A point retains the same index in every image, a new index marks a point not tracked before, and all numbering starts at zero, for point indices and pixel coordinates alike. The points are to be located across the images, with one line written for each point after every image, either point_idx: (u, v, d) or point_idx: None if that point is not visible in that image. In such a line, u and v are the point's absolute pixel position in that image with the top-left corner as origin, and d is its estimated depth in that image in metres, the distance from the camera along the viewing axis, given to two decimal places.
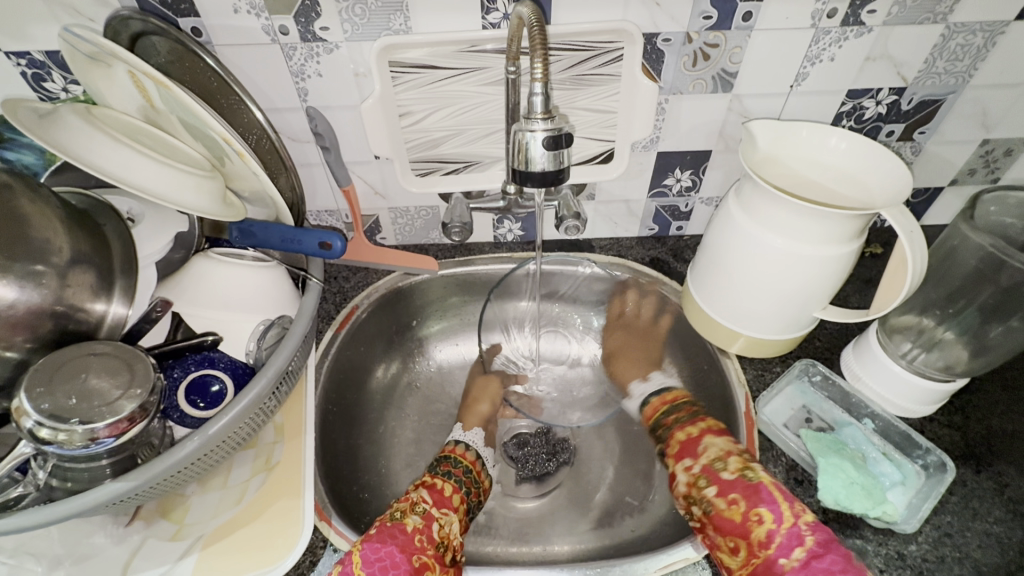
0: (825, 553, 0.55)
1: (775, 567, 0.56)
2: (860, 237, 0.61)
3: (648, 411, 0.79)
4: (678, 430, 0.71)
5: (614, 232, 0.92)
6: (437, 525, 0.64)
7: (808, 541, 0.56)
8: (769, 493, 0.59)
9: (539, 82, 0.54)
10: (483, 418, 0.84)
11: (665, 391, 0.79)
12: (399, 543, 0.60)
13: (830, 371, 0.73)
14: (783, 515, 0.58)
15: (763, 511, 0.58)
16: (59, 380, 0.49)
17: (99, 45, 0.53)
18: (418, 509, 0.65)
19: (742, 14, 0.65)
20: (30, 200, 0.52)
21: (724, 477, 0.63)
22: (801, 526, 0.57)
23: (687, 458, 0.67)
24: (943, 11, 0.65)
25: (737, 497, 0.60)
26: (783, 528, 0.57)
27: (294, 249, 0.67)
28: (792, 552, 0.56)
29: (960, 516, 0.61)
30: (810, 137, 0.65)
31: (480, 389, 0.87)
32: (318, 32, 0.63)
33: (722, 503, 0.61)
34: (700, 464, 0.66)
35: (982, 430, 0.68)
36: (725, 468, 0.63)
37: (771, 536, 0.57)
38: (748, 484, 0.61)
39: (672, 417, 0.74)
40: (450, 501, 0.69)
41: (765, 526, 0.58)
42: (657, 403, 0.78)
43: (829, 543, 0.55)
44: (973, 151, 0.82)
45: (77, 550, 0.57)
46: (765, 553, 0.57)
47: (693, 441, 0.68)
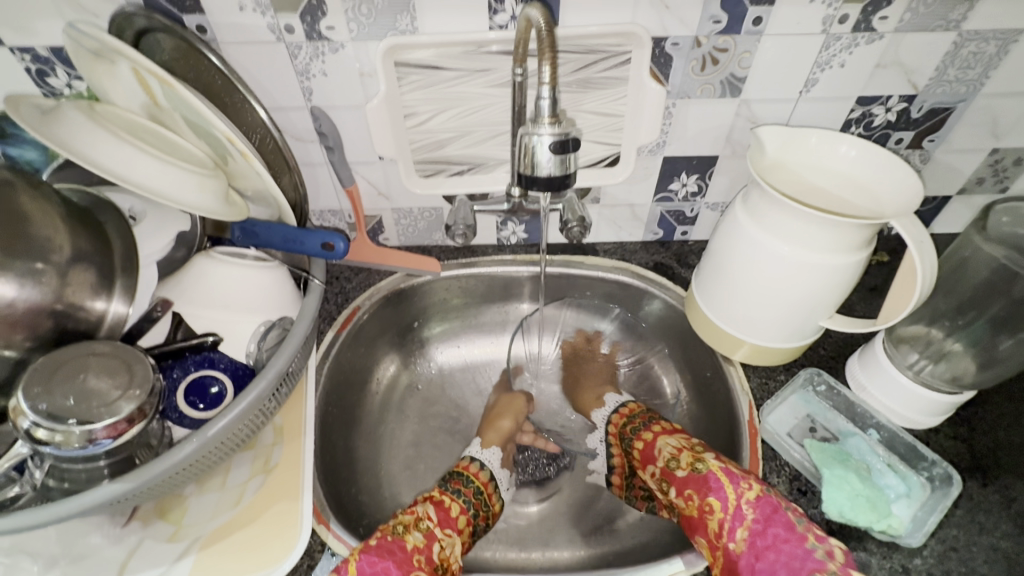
0: (768, 528, 0.56)
1: (728, 551, 0.58)
2: (868, 246, 0.60)
3: (614, 425, 0.83)
4: (637, 438, 0.75)
5: (619, 236, 0.91)
6: (438, 546, 0.64)
7: (750, 520, 0.58)
8: (715, 480, 0.61)
9: (547, 86, 0.53)
10: (503, 436, 0.84)
11: (623, 408, 0.84)
12: (396, 561, 0.59)
13: (835, 380, 0.72)
14: (728, 501, 0.59)
15: (710, 500, 0.60)
16: (58, 380, 0.49)
17: (102, 41, 0.53)
18: (421, 526, 0.65)
19: (752, 18, 0.64)
20: (31, 197, 0.52)
21: (676, 475, 0.66)
22: (744, 507, 0.58)
23: (649, 465, 0.71)
24: (956, 18, 0.65)
25: (689, 492, 0.63)
26: (728, 513, 0.59)
27: (296, 248, 0.67)
28: (739, 534, 0.58)
29: (965, 530, 0.61)
30: (819, 144, 0.64)
31: (505, 405, 0.88)
32: (324, 31, 0.63)
33: (681, 501, 0.64)
34: (659, 467, 0.69)
35: (988, 443, 0.67)
36: (678, 465, 0.66)
37: (721, 524, 0.59)
38: (697, 475, 0.63)
39: (631, 429, 0.78)
40: (456, 522, 0.69)
41: (715, 516, 0.60)
42: (613, 425, 0.83)
43: (771, 517, 0.57)
44: (983, 160, 0.81)
45: (73, 549, 0.57)
46: (719, 540, 0.59)
47: (650, 448, 0.72)
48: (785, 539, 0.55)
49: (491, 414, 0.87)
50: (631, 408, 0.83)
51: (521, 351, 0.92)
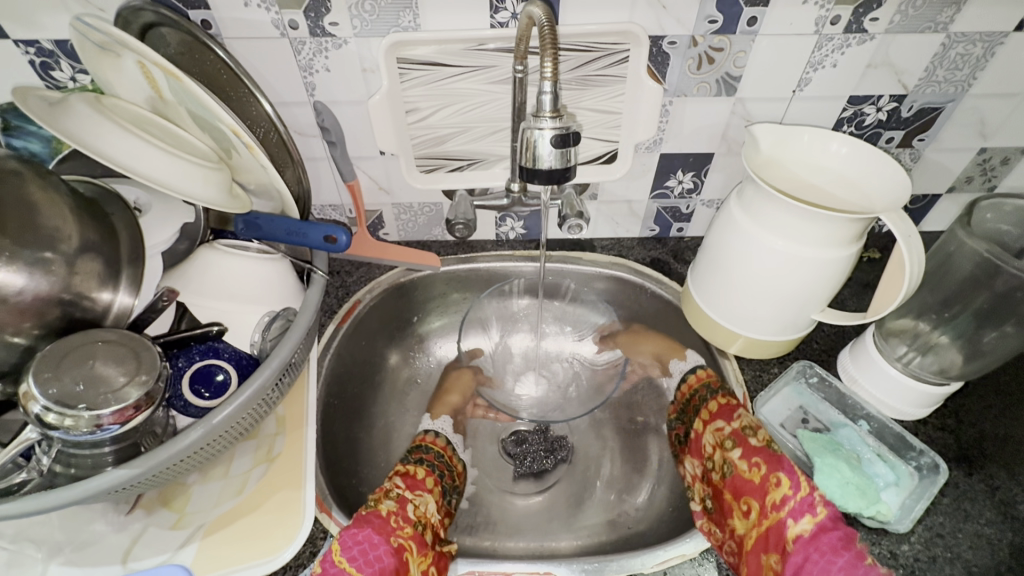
0: (832, 527, 0.57)
1: (783, 529, 0.59)
2: (859, 241, 0.62)
3: (693, 379, 0.79)
4: (717, 394, 0.74)
5: (616, 233, 0.92)
6: (412, 506, 0.66)
7: (819, 513, 0.58)
8: (791, 463, 0.62)
9: (548, 81, 0.54)
10: (451, 407, 0.86)
11: (699, 368, 0.80)
12: (377, 526, 0.60)
13: (828, 373, 0.73)
14: (802, 486, 0.60)
15: (783, 476, 0.61)
16: (66, 365, 0.49)
17: (109, 34, 0.54)
18: (391, 494, 0.66)
19: (747, 18, 0.66)
20: (40, 187, 0.53)
21: (751, 442, 0.65)
22: (817, 499, 0.59)
23: (719, 420, 0.70)
24: (944, 20, 0.67)
25: (759, 461, 0.63)
26: (797, 496, 0.59)
27: (299, 241, 0.67)
28: (803, 519, 0.58)
29: (952, 518, 0.62)
30: (811, 141, 0.66)
31: (453, 380, 0.89)
32: (328, 27, 0.64)
33: (743, 466, 0.64)
34: (731, 427, 0.68)
35: (974, 434, 0.69)
36: (755, 435, 0.66)
37: (785, 501, 0.60)
38: (772, 451, 0.63)
39: (716, 385, 0.75)
40: (424, 484, 0.71)
41: (782, 491, 0.60)
42: (690, 380, 0.80)
43: (837, 520, 0.58)
44: (971, 159, 0.83)
45: (78, 536, 0.57)
46: (777, 515, 0.60)
47: (728, 408, 0.70)
48: (846, 546, 0.56)
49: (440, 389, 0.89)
50: (710, 373, 0.78)
51: (477, 340, 0.91)
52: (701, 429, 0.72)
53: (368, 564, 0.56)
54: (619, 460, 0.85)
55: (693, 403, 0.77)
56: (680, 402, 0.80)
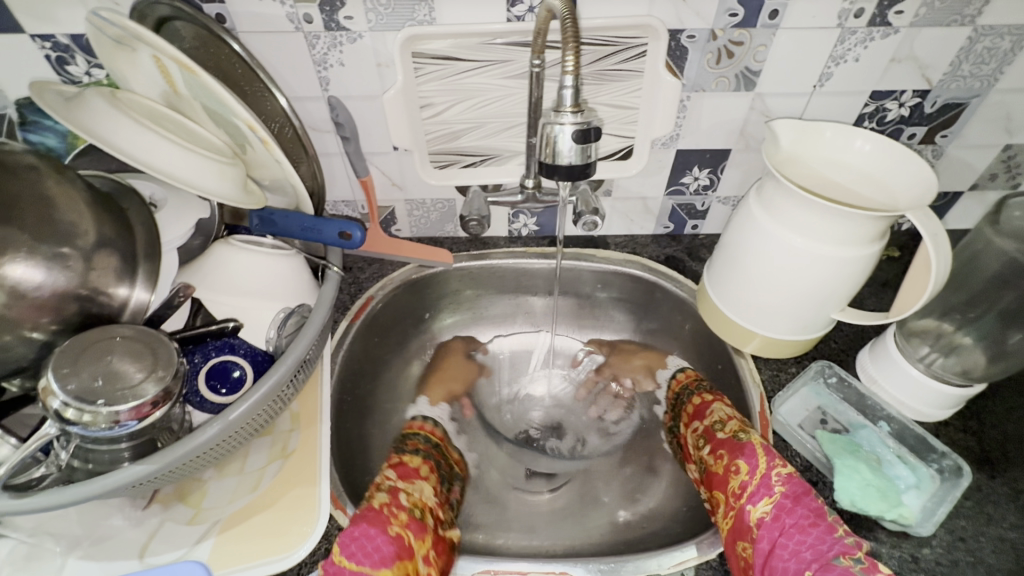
0: (794, 506, 0.55)
1: (745, 514, 0.57)
2: (882, 240, 0.61)
3: (678, 380, 0.83)
4: (696, 397, 0.76)
5: (630, 230, 0.91)
6: (405, 494, 0.64)
7: (777, 492, 0.57)
8: (752, 449, 0.61)
9: (569, 75, 0.53)
10: (448, 395, 0.89)
11: (682, 371, 0.84)
12: (371, 519, 0.58)
13: (847, 373, 0.72)
14: (759, 468, 0.59)
15: (740, 462, 0.61)
16: (85, 361, 0.49)
17: (124, 28, 0.53)
18: (383, 487, 0.64)
19: (769, 12, 0.64)
20: (57, 182, 0.53)
21: (718, 436, 0.66)
22: (775, 480, 0.58)
23: (696, 421, 0.72)
24: (972, 13, 0.65)
25: (722, 452, 0.64)
26: (755, 479, 0.59)
27: (314, 237, 0.67)
28: (762, 501, 0.57)
29: (974, 521, 0.61)
30: (834, 138, 0.65)
31: (458, 370, 0.91)
32: (343, 21, 0.63)
33: (711, 459, 0.65)
34: (704, 425, 0.70)
35: (997, 436, 0.68)
36: (722, 428, 0.66)
37: (744, 487, 0.59)
38: (735, 441, 0.63)
39: (694, 386, 0.79)
40: (417, 472, 0.69)
41: (739, 477, 0.60)
42: (672, 384, 0.83)
43: (799, 498, 0.56)
44: (995, 156, 0.81)
45: (96, 531, 0.58)
46: (739, 503, 0.59)
47: (703, 407, 0.73)
48: (812, 523, 0.54)
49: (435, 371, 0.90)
50: (688, 373, 0.82)
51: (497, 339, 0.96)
52: (685, 432, 0.74)
53: (368, 556, 0.54)
54: (632, 460, 0.85)
55: (676, 406, 0.79)
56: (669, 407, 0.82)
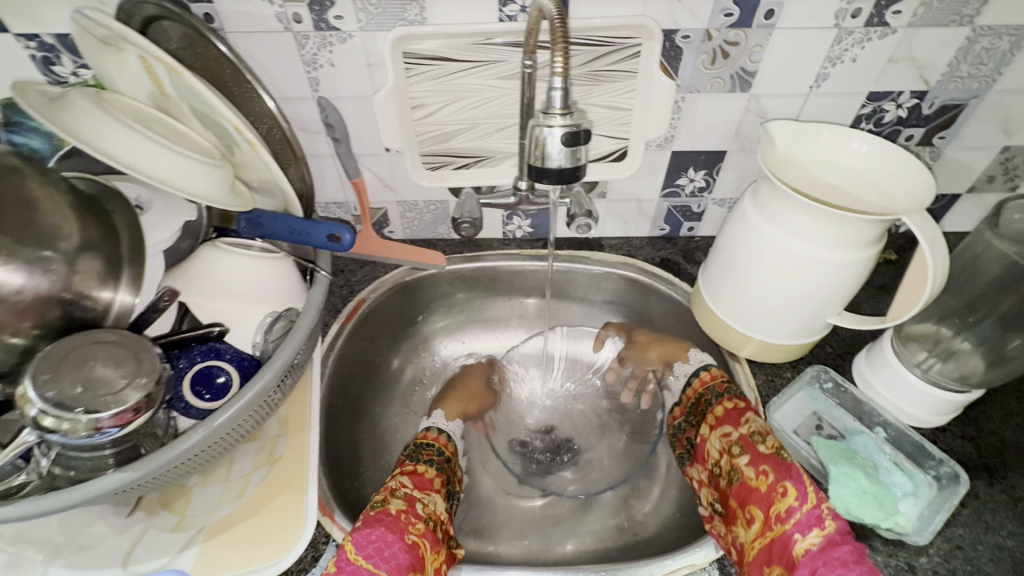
0: (843, 541, 0.53)
1: (789, 543, 0.55)
2: (877, 243, 0.60)
3: (703, 377, 0.74)
4: (725, 399, 0.69)
5: (625, 232, 0.90)
6: (422, 504, 0.64)
7: (828, 524, 0.54)
8: (800, 472, 0.58)
9: (559, 76, 0.53)
10: (463, 412, 0.83)
11: (707, 368, 0.75)
12: (388, 525, 0.58)
13: (843, 378, 0.71)
14: (809, 495, 0.56)
15: (790, 486, 0.57)
16: (65, 368, 0.48)
17: (110, 28, 0.52)
18: (399, 493, 0.63)
19: (764, 12, 0.63)
20: (39, 184, 0.52)
21: (759, 449, 0.61)
22: (825, 510, 0.55)
23: (727, 425, 0.66)
24: (970, 13, 0.64)
25: (766, 470, 0.59)
26: (804, 507, 0.56)
27: (302, 240, 0.66)
28: (810, 532, 0.55)
29: (972, 529, 0.60)
30: (830, 139, 0.64)
31: (478, 393, 0.87)
32: (332, 21, 0.62)
33: (750, 473, 0.61)
34: (739, 433, 0.64)
35: (995, 442, 0.67)
36: (763, 441, 0.62)
37: (790, 512, 0.56)
38: (781, 460, 0.59)
39: (723, 388, 0.71)
40: (431, 483, 0.68)
41: (788, 501, 0.56)
42: (693, 383, 0.75)
43: (848, 534, 0.54)
44: (994, 158, 0.80)
45: (78, 539, 0.57)
46: (782, 528, 0.56)
47: (736, 412, 0.66)
48: (860, 561, 0.52)
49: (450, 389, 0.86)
50: (715, 373, 0.74)
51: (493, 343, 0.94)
52: (707, 434, 0.68)
53: (385, 561, 0.55)
54: (627, 464, 0.84)
55: (698, 408, 0.73)
56: (686, 404, 0.76)
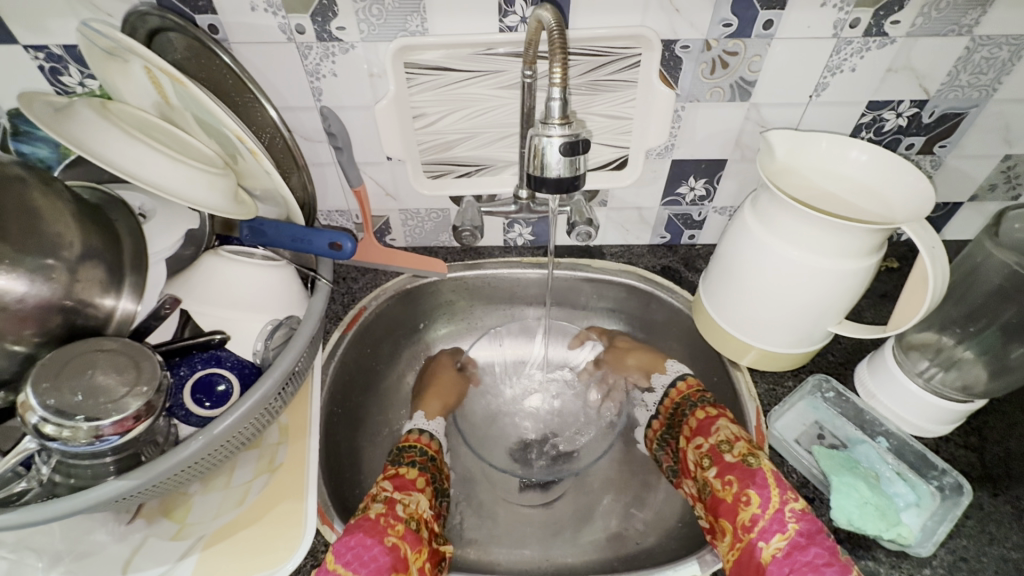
0: (808, 545, 0.54)
1: (756, 551, 0.56)
2: (878, 252, 0.60)
3: (679, 387, 0.81)
4: (698, 411, 0.73)
5: (626, 240, 0.91)
6: (402, 505, 0.64)
7: (791, 529, 0.55)
8: (763, 477, 0.60)
9: (557, 87, 0.53)
10: (444, 408, 0.85)
11: (682, 380, 0.82)
12: (367, 529, 0.58)
13: (844, 388, 0.71)
14: (771, 501, 0.58)
15: (753, 493, 0.59)
16: (66, 376, 0.49)
17: (115, 40, 0.53)
18: (379, 497, 0.64)
19: (763, 22, 0.64)
20: (43, 193, 0.52)
21: (725, 458, 0.64)
22: (788, 514, 0.56)
23: (698, 438, 0.69)
24: (968, 23, 0.64)
25: (731, 478, 0.61)
26: (768, 513, 0.57)
27: (304, 248, 0.66)
28: (776, 538, 0.56)
29: (976, 541, 0.59)
30: (830, 149, 0.64)
31: (449, 385, 0.88)
32: (335, 32, 0.63)
33: (717, 484, 0.62)
34: (708, 444, 0.67)
35: (999, 453, 0.66)
36: (730, 450, 0.64)
37: (755, 520, 0.57)
38: (745, 467, 0.61)
39: (695, 398, 0.77)
40: (413, 483, 0.69)
41: (751, 509, 0.58)
42: (670, 394, 0.81)
43: (814, 536, 0.55)
44: (995, 166, 0.80)
45: (79, 546, 0.57)
46: (749, 536, 0.57)
47: (707, 422, 0.70)
48: (828, 564, 0.52)
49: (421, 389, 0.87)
50: (689, 383, 0.80)
51: (487, 350, 0.93)
52: (684, 447, 0.71)
53: (365, 565, 0.55)
54: (628, 473, 0.83)
55: (676, 417, 0.77)
56: (663, 416, 0.81)
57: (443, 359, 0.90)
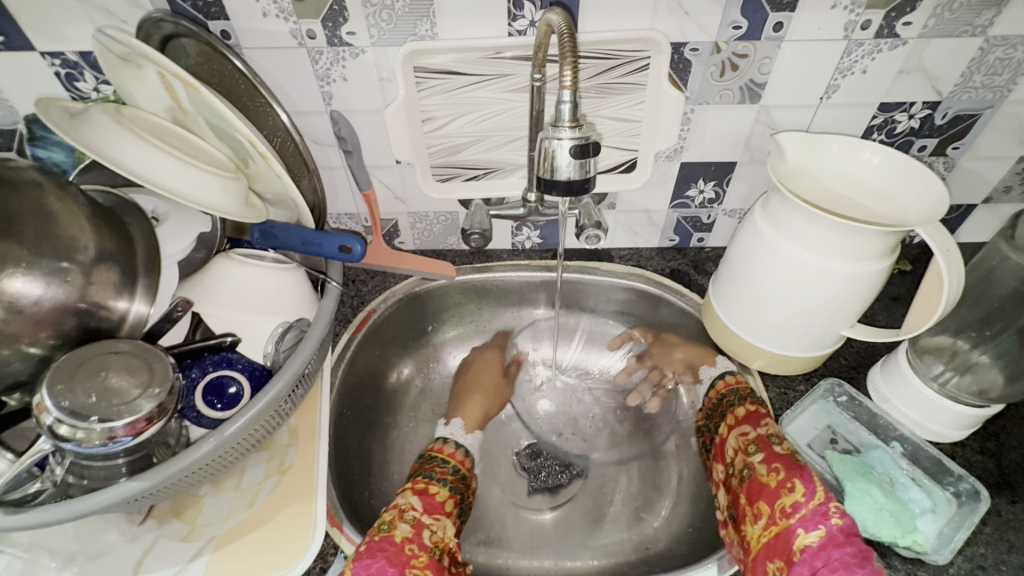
0: (846, 542, 0.52)
1: (792, 537, 0.55)
2: (892, 255, 0.59)
3: (727, 379, 0.76)
4: (748, 402, 0.70)
5: (635, 243, 0.90)
6: (428, 532, 0.62)
7: (833, 523, 0.53)
8: (811, 472, 0.58)
9: (567, 90, 0.53)
10: (482, 418, 0.84)
11: (731, 373, 0.76)
12: (391, 557, 0.57)
13: (857, 392, 0.70)
14: (816, 493, 0.56)
15: (798, 482, 0.57)
16: (80, 378, 0.49)
17: (130, 46, 0.54)
18: (407, 518, 0.63)
19: (773, 24, 0.64)
20: (59, 198, 0.53)
21: (773, 448, 0.62)
22: (832, 509, 0.54)
23: (746, 426, 0.67)
24: (982, 24, 0.64)
25: (777, 466, 0.60)
26: (810, 503, 0.56)
27: (315, 251, 0.67)
28: (813, 530, 0.54)
29: (995, 549, 0.58)
30: (841, 150, 0.63)
31: (491, 390, 0.89)
32: (345, 37, 0.63)
33: (762, 468, 0.61)
34: (757, 432, 0.65)
35: (1017, 459, 0.65)
36: (780, 443, 0.62)
37: (796, 508, 0.56)
38: (794, 460, 0.60)
39: (746, 391, 0.72)
40: (442, 505, 0.67)
41: (794, 496, 0.57)
42: (715, 386, 0.77)
43: (852, 537, 0.53)
44: (1010, 168, 0.79)
45: (91, 547, 0.57)
46: (786, 522, 0.56)
47: (757, 415, 0.67)
48: (861, 566, 0.50)
49: (461, 395, 0.87)
50: (740, 378, 0.74)
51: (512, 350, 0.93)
52: (726, 434, 0.69)
53: None
54: (638, 477, 0.83)
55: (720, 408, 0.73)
56: (707, 407, 0.77)
57: (489, 363, 0.91)
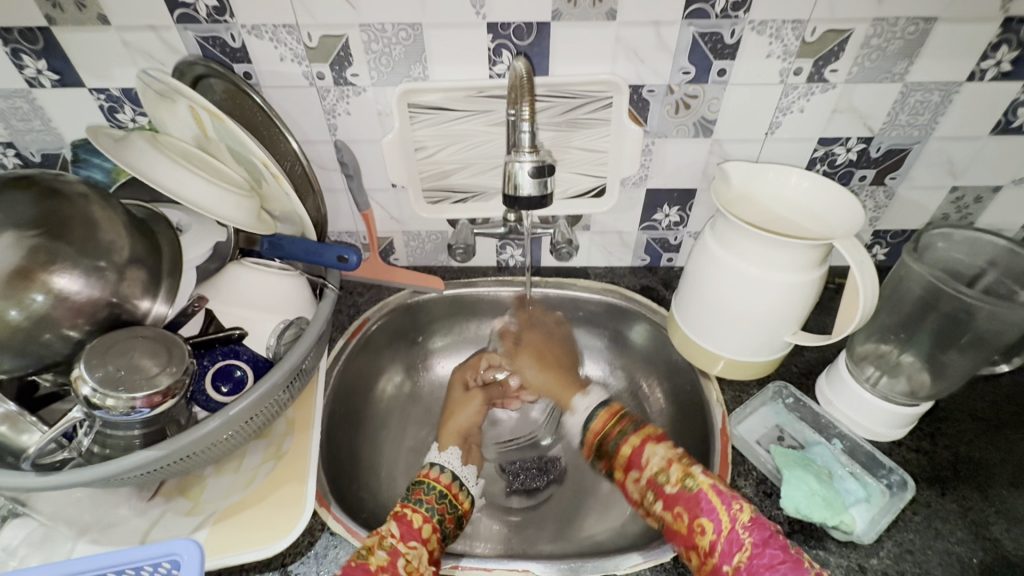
0: (763, 552, 0.58)
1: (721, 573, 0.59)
2: (822, 266, 0.68)
3: (597, 420, 0.80)
4: (623, 444, 0.75)
5: (609, 261, 0.99)
6: (404, 561, 0.62)
7: (747, 543, 0.59)
8: (705, 502, 0.63)
9: (526, 122, 0.64)
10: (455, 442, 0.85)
11: (604, 407, 0.80)
12: None
13: (803, 394, 0.77)
14: (722, 523, 0.61)
15: (703, 521, 0.62)
16: (111, 355, 0.57)
17: (167, 84, 0.65)
18: (384, 544, 0.63)
19: (717, 70, 0.74)
20: (101, 208, 0.62)
21: (667, 491, 0.67)
22: (740, 529, 0.60)
23: (635, 471, 0.72)
24: (899, 72, 0.74)
25: (680, 510, 0.65)
26: (722, 536, 0.61)
27: (316, 260, 0.76)
28: (734, 557, 0.59)
29: (922, 534, 0.64)
30: (776, 177, 0.72)
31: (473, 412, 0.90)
32: (350, 78, 0.74)
33: (669, 517, 0.66)
34: (647, 478, 0.70)
35: (948, 456, 0.71)
36: (668, 481, 0.67)
37: (713, 545, 0.61)
38: (687, 496, 0.65)
39: (621, 427, 0.77)
40: (421, 533, 0.66)
41: (707, 536, 0.61)
42: (600, 417, 0.79)
43: (767, 540, 0.59)
44: (945, 197, 0.88)
45: (105, 518, 0.64)
46: (711, 561, 0.60)
47: (637, 454, 0.73)
48: (783, 560, 0.57)
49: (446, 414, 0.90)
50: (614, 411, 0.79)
51: None
52: (624, 481, 0.74)
53: None
54: None
55: (603, 447, 0.78)
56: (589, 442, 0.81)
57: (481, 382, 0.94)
